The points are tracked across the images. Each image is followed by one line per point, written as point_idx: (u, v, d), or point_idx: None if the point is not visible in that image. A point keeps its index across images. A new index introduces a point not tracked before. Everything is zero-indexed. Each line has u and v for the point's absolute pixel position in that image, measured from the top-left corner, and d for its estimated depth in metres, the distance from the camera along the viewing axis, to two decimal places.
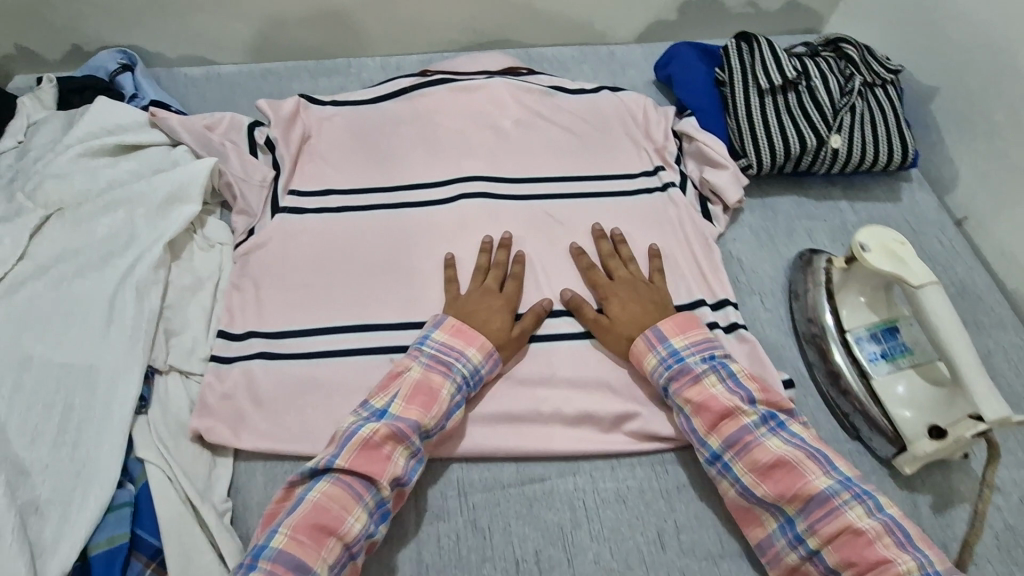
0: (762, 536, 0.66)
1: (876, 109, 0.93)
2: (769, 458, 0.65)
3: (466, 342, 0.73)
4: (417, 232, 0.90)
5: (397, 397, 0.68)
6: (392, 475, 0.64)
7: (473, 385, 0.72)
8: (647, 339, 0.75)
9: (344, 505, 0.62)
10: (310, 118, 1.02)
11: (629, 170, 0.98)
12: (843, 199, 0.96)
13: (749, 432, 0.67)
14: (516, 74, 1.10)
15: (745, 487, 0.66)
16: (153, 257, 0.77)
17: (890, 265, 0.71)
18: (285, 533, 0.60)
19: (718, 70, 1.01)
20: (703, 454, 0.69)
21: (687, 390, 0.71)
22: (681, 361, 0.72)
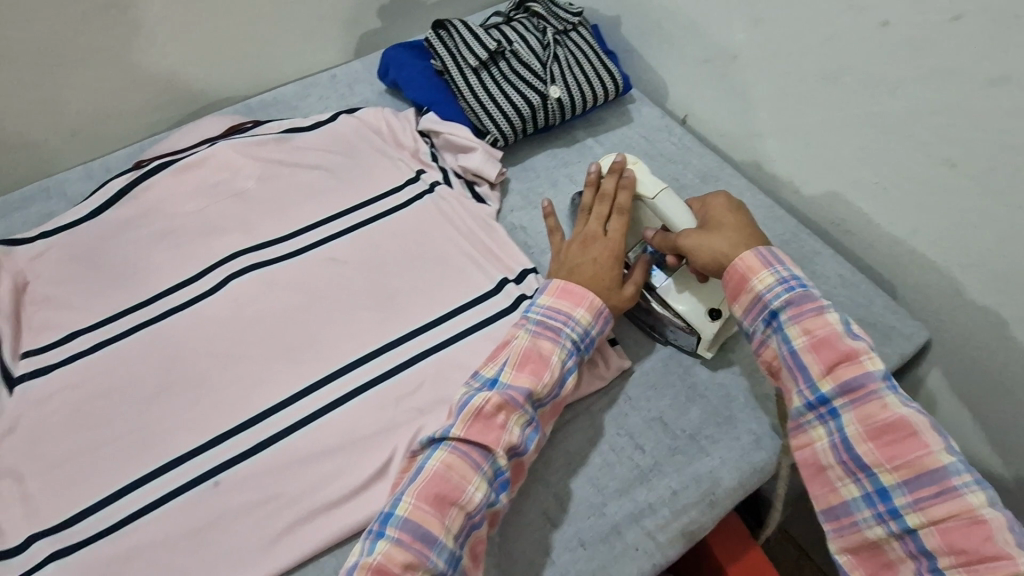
0: (837, 502, 0.64)
1: (578, 50, 1.00)
2: (888, 416, 0.62)
3: (573, 303, 0.74)
4: (193, 337, 0.81)
5: (507, 364, 0.70)
6: (507, 443, 0.66)
7: (584, 346, 0.74)
8: (757, 254, 0.70)
9: (464, 472, 0.64)
10: (15, 267, 0.89)
11: (392, 186, 0.97)
12: (587, 137, 1.04)
13: (872, 380, 0.63)
14: (241, 131, 1.02)
15: (843, 439, 0.63)
16: None
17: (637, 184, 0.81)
18: (410, 501, 0.62)
19: (433, 62, 1.02)
20: (809, 394, 0.65)
21: (808, 320, 0.66)
22: (800, 287, 0.68)
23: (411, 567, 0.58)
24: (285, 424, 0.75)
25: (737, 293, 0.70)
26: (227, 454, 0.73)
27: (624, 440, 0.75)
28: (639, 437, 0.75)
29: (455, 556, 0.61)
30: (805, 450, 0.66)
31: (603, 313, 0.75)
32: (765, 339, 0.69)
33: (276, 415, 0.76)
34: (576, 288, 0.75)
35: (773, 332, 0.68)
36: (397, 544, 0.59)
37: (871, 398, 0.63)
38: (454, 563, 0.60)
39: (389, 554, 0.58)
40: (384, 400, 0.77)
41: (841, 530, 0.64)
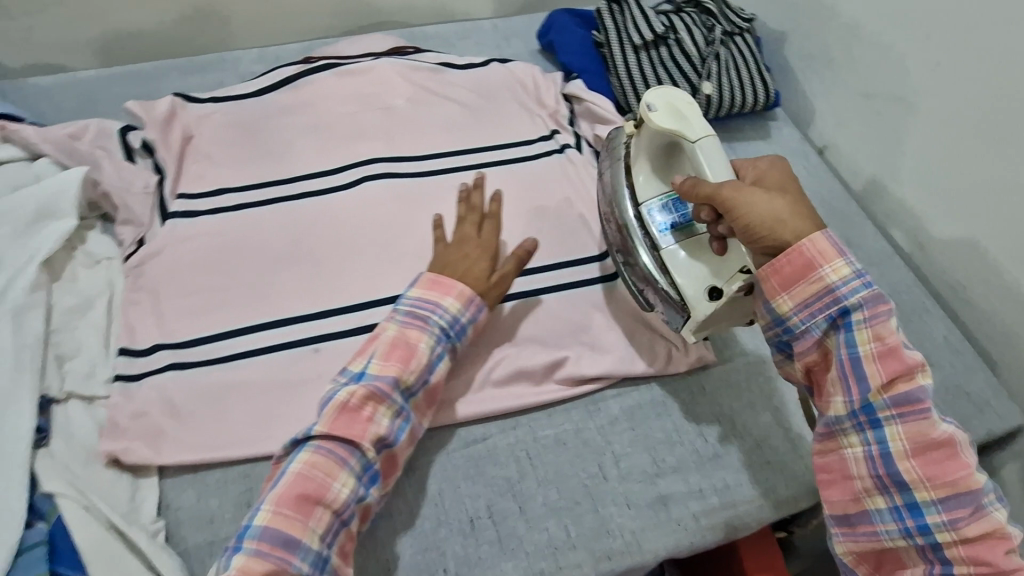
0: (857, 511, 0.61)
1: (739, 55, 1.01)
2: (937, 435, 0.58)
3: (443, 292, 0.72)
4: (322, 220, 0.88)
5: (375, 356, 0.67)
6: (375, 436, 0.64)
7: (455, 334, 0.72)
8: (828, 239, 0.60)
9: (329, 471, 0.61)
10: (189, 118, 0.95)
11: (526, 137, 1.01)
12: (722, 141, 1.05)
13: (925, 398, 0.58)
14: (402, 54, 1.08)
15: (882, 452, 0.59)
16: (30, 279, 0.70)
17: (676, 121, 0.68)
18: (268, 509, 0.58)
19: (595, 33, 1.06)
20: (855, 404, 0.59)
21: (879, 324, 0.58)
22: (872, 285, 0.59)
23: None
24: (381, 317, 0.81)
25: (801, 281, 0.59)
26: (330, 328, 0.79)
27: (690, 425, 0.77)
28: (703, 428, 0.77)
29: (321, 557, 0.58)
30: (835, 456, 0.63)
31: (474, 300, 0.74)
32: (822, 337, 0.60)
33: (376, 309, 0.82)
34: (448, 279, 0.73)
35: (834, 331, 0.60)
36: (256, 555, 0.55)
37: (925, 415, 0.58)
38: (321, 562, 0.58)
39: (248, 568, 0.55)
40: None
41: (854, 535, 0.62)
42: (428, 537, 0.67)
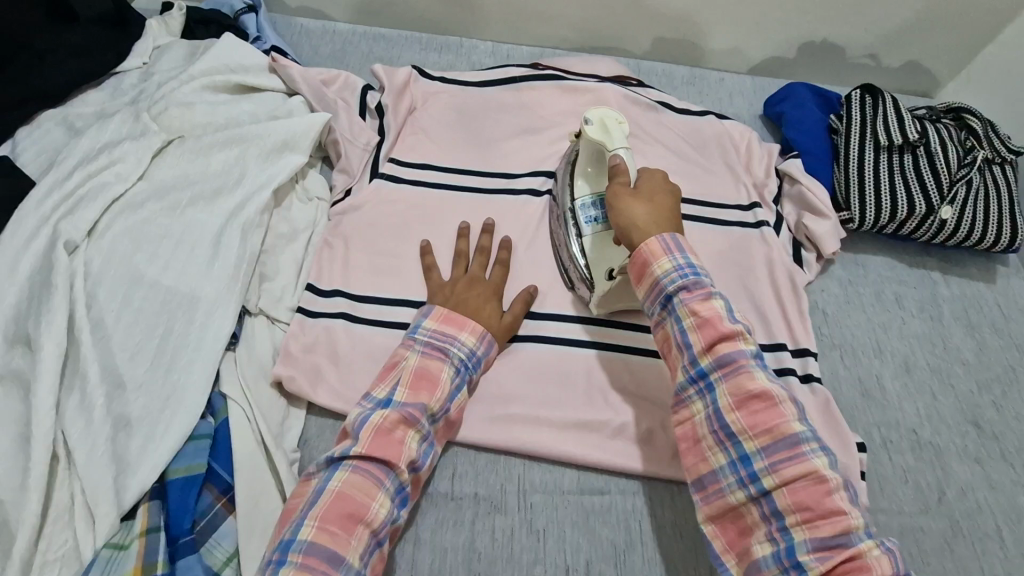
0: (705, 471, 0.60)
1: (992, 186, 0.91)
2: (755, 389, 0.58)
3: (458, 327, 0.71)
4: (509, 221, 0.89)
5: (400, 385, 0.65)
6: (408, 458, 0.61)
7: (471, 367, 0.71)
8: (663, 239, 0.64)
9: (367, 491, 0.58)
10: (420, 92, 1.01)
11: (722, 201, 0.94)
12: (936, 270, 0.94)
13: (744, 357, 0.59)
14: (625, 84, 1.07)
15: (705, 384, 0.60)
16: (262, 201, 0.77)
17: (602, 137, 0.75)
18: (314, 525, 0.55)
19: (833, 118, 1.00)
20: (687, 371, 0.62)
21: (697, 301, 0.62)
22: (695, 273, 0.63)
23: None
24: (531, 332, 0.79)
25: (639, 279, 0.65)
26: None
27: None
28: None
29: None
30: (686, 424, 0.62)
31: (486, 336, 0.72)
32: (661, 320, 0.65)
33: (529, 322, 0.80)
34: (459, 315, 0.72)
35: (666, 315, 0.64)
36: (302, 570, 0.53)
37: (741, 371, 0.59)
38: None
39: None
40: (625, 375, 0.77)
41: (707, 498, 0.60)
42: (521, 570, 0.66)
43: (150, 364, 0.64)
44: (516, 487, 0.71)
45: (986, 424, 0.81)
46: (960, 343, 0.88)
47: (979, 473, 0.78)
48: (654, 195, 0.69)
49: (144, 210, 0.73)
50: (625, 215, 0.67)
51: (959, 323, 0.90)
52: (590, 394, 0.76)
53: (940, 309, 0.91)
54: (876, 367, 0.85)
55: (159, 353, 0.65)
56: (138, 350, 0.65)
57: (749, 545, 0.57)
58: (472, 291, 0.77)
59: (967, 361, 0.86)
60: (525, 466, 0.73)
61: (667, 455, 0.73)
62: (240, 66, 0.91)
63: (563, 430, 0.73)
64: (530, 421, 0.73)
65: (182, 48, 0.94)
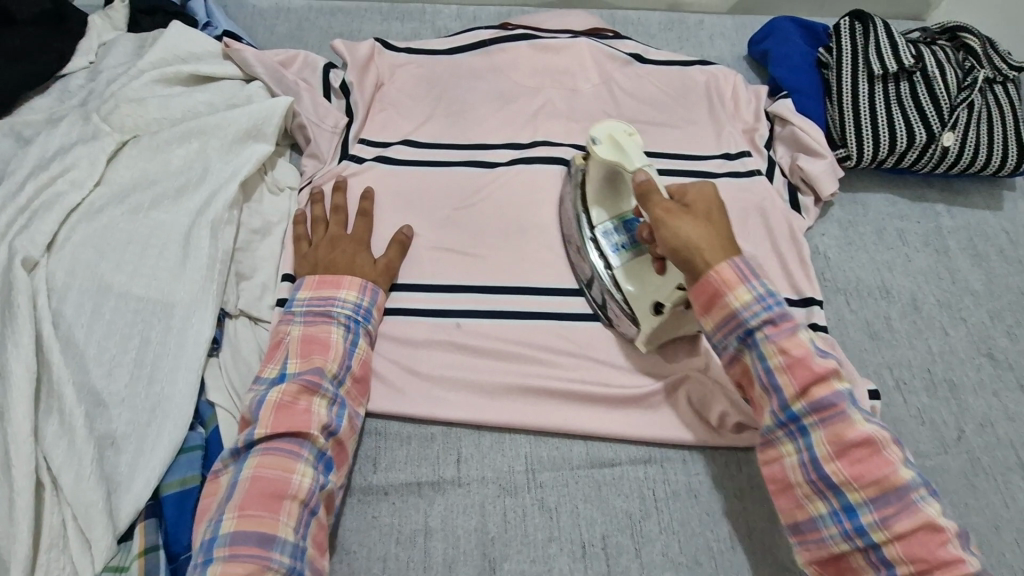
0: (803, 517, 0.59)
1: (995, 107, 0.87)
2: (857, 435, 0.56)
3: (334, 287, 0.70)
4: (490, 192, 0.85)
5: (290, 357, 0.65)
6: (319, 423, 0.61)
7: (363, 318, 0.70)
8: (736, 268, 0.60)
9: (282, 465, 0.58)
10: (387, 66, 0.96)
11: (707, 151, 0.90)
12: (940, 201, 0.90)
13: (874, 448, 0.55)
14: (600, 37, 1.01)
15: (826, 482, 0.57)
16: (229, 196, 0.74)
17: (616, 155, 0.69)
18: (233, 516, 0.56)
19: (822, 51, 0.95)
20: (793, 440, 0.59)
21: (834, 424, 0.57)
22: (778, 305, 0.60)
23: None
24: (524, 307, 0.77)
25: (708, 308, 0.61)
26: (478, 304, 0.77)
27: None
28: None
29: (301, 549, 0.56)
30: (775, 463, 0.61)
31: (368, 284, 0.72)
32: (775, 439, 0.60)
33: (517, 295, 0.78)
34: (333, 275, 0.71)
35: (745, 349, 0.61)
36: (230, 561, 0.54)
37: (841, 416, 0.57)
38: (300, 552, 0.56)
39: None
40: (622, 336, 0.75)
41: (805, 543, 0.59)
42: (536, 549, 0.64)
43: (128, 377, 0.61)
44: (524, 466, 0.69)
45: (1001, 354, 0.79)
46: (968, 274, 0.85)
47: (996, 406, 0.75)
48: (702, 209, 0.63)
49: (104, 216, 0.68)
50: (684, 238, 0.60)
51: (966, 254, 0.86)
52: (590, 364, 0.74)
53: (946, 241, 0.87)
54: (885, 308, 0.82)
55: (137, 366, 0.62)
56: (114, 365, 0.61)
57: None
58: (334, 249, 0.74)
59: (977, 293, 0.83)
60: (531, 443, 0.70)
61: (672, 419, 0.71)
62: (193, 55, 0.87)
63: (567, 403, 0.71)
64: (532, 397, 0.72)
65: (130, 42, 0.89)
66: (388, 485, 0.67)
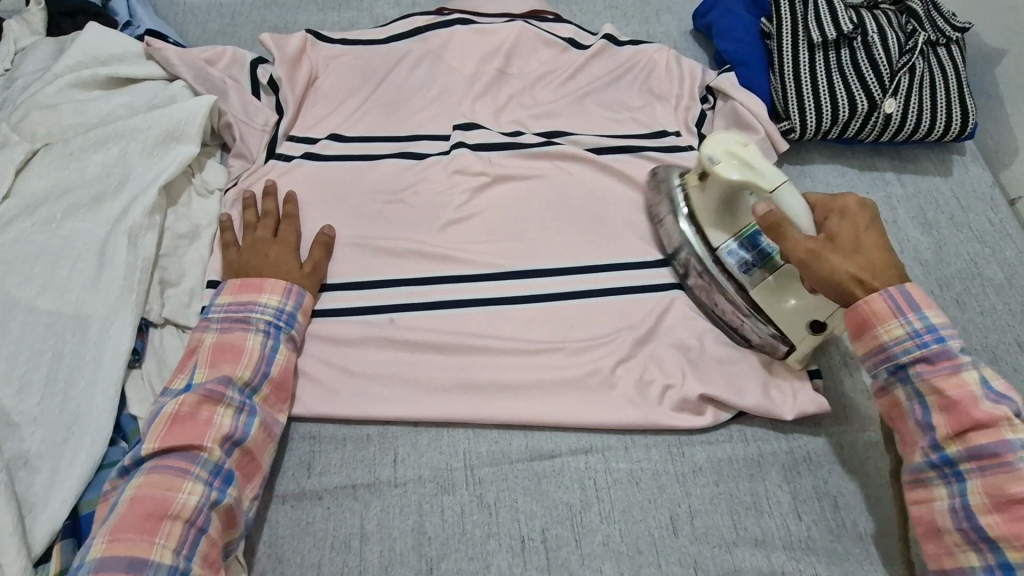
0: (952, 565, 0.56)
1: (938, 71, 0.85)
2: (1022, 493, 0.53)
3: (255, 291, 0.68)
4: (426, 186, 0.83)
5: (199, 366, 0.64)
6: (215, 435, 0.59)
7: (285, 323, 0.68)
8: (889, 299, 0.60)
9: (168, 484, 0.56)
10: (319, 58, 0.93)
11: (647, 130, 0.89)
12: (889, 170, 0.89)
13: (1018, 478, 0.53)
14: (539, 19, 0.98)
15: (980, 533, 0.55)
16: (149, 201, 0.71)
17: (743, 172, 0.68)
18: (104, 540, 0.53)
19: (764, 20, 0.92)
20: (926, 454, 0.58)
21: (993, 474, 0.55)
22: (938, 341, 0.58)
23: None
24: (459, 297, 0.76)
25: (855, 335, 0.62)
26: (412, 297, 0.76)
27: (786, 498, 0.66)
28: (799, 502, 0.66)
29: (180, 570, 0.54)
30: (924, 504, 0.59)
31: (293, 288, 0.70)
32: (922, 476, 0.59)
33: (453, 285, 0.77)
34: (254, 279, 0.69)
35: (897, 382, 0.61)
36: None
37: (1003, 469, 0.54)
38: (176, 571, 0.54)
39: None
40: (559, 322, 0.75)
41: None
42: (475, 546, 0.63)
43: (41, 395, 0.60)
44: (462, 463, 0.67)
45: (949, 323, 0.78)
46: (917, 243, 0.83)
47: None
48: (861, 220, 0.64)
49: (14, 230, 0.67)
50: (843, 276, 0.61)
51: (915, 223, 0.85)
52: (530, 353, 0.72)
53: (895, 211, 0.86)
54: None
55: (49, 383, 0.60)
56: (23, 383, 0.60)
57: None
58: (258, 253, 0.72)
59: (926, 262, 0.82)
60: (471, 439, 0.69)
61: (613, 406, 0.69)
62: (113, 56, 0.84)
63: (505, 397, 0.70)
64: (469, 391, 0.70)
65: (46, 45, 0.86)
66: (323, 490, 0.66)
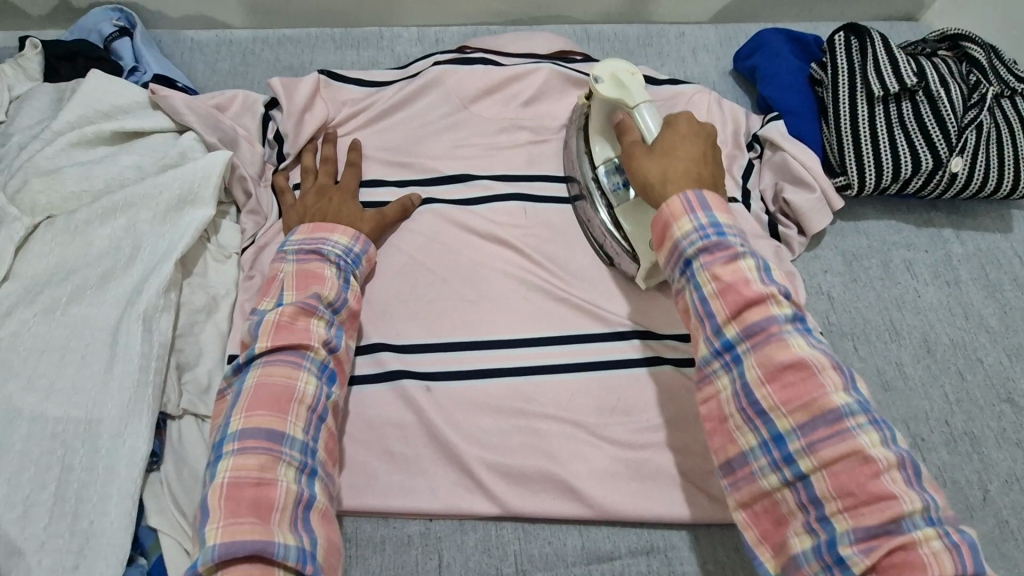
0: (734, 453, 0.53)
1: (1004, 125, 0.80)
2: (790, 359, 0.50)
3: (327, 229, 0.70)
4: (453, 243, 0.77)
5: (285, 290, 0.65)
6: (320, 338, 0.62)
7: (353, 262, 0.69)
8: (687, 198, 0.57)
9: (263, 464, 0.53)
10: (334, 100, 0.86)
11: None
12: (948, 226, 0.84)
13: (775, 324, 0.52)
14: (569, 60, 0.92)
15: (756, 408, 0.51)
16: (165, 277, 0.64)
17: (610, 89, 0.67)
18: (242, 416, 0.56)
19: (815, 66, 0.87)
20: (711, 343, 0.54)
21: (764, 349, 0.51)
22: (721, 234, 0.55)
23: (270, 467, 0.54)
24: (498, 372, 0.70)
25: (658, 243, 0.59)
26: (450, 373, 0.70)
27: None
28: None
29: (309, 447, 0.57)
30: (712, 402, 0.55)
31: (361, 235, 0.71)
32: (709, 373, 0.55)
33: (496, 351, 0.71)
34: (328, 223, 0.70)
35: (687, 281, 0.57)
36: (241, 453, 0.54)
37: (772, 341, 0.51)
38: (309, 449, 0.57)
39: (237, 465, 0.53)
40: (612, 401, 0.69)
41: (737, 484, 0.53)
42: None
43: (49, 516, 0.53)
44: (513, 568, 0.62)
45: (1022, 398, 0.73)
46: (982, 309, 0.79)
47: (1021, 459, 0.69)
48: (686, 134, 0.62)
49: (15, 319, 0.60)
50: (639, 177, 0.61)
51: (979, 285, 0.80)
52: (582, 438, 0.67)
53: (955, 271, 0.81)
54: (896, 352, 0.75)
55: (58, 500, 0.54)
56: (29, 505, 0.53)
57: (787, 538, 0.50)
58: (325, 201, 0.74)
59: (992, 329, 0.77)
60: (521, 539, 0.64)
61: (673, 501, 0.64)
62: (117, 108, 0.77)
63: (558, 493, 0.64)
64: (517, 486, 0.64)
65: (41, 94, 0.78)
66: None
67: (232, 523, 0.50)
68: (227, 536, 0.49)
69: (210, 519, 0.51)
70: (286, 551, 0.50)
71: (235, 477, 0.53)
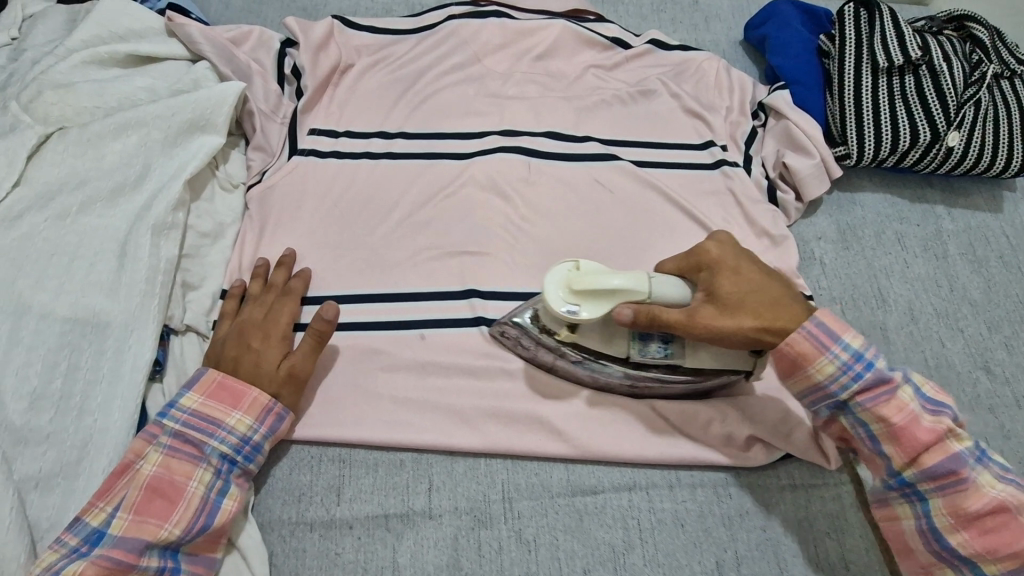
0: None
1: (1001, 104, 0.83)
2: (983, 504, 0.53)
3: (228, 407, 0.57)
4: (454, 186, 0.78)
5: (165, 445, 0.55)
6: (189, 505, 0.54)
7: (243, 457, 0.57)
8: (812, 332, 0.56)
9: (119, 572, 0.51)
10: (346, 44, 0.86)
11: (684, 139, 0.85)
12: (941, 203, 0.86)
13: (962, 465, 0.54)
14: (582, 19, 0.93)
15: (954, 553, 0.54)
16: (174, 196, 0.65)
17: (606, 297, 0.56)
18: (125, 517, 0.52)
19: (823, 38, 0.88)
20: (887, 479, 0.57)
21: (954, 495, 0.54)
22: (870, 367, 0.56)
23: (187, 472, 0.55)
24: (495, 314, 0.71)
25: (788, 375, 0.58)
26: (446, 313, 0.71)
27: (834, 546, 0.64)
28: (848, 552, 0.63)
29: (232, 457, 0.57)
30: (894, 523, 0.58)
31: (273, 408, 0.59)
32: (888, 499, 0.58)
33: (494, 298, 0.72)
34: (238, 384, 0.58)
35: (841, 412, 0.58)
36: (101, 558, 0.50)
37: (962, 486, 0.53)
38: (232, 459, 0.57)
39: (167, 465, 0.55)
40: None
41: None
42: None
43: (55, 410, 0.55)
44: (500, 494, 0.64)
45: (998, 367, 0.76)
46: (967, 283, 0.81)
47: (993, 424, 0.72)
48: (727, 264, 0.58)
49: (26, 224, 0.61)
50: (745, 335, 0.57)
51: (966, 260, 0.82)
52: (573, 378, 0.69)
53: (945, 246, 0.83)
54: (882, 319, 0.77)
55: (64, 398, 0.56)
56: (36, 398, 0.55)
57: None
58: (244, 343, 0.61)
59: (975, 302, 0.80)
60: (509, 469, 0.66)
61: (657, 442, 0.66)
62: (132, 32, 0.77)
63: (546, 429, 0.66)
64: (507, 420, 0.66)
65: (56, 14, 0.78)
66: (354, 518, 0.62)
67: (138, 521, 0.52)
68: (127, 531, 0.52)
69: (119, 506, 0.53)
70: (151, 565, 0.52)
71: (160, 476, 0.54)
